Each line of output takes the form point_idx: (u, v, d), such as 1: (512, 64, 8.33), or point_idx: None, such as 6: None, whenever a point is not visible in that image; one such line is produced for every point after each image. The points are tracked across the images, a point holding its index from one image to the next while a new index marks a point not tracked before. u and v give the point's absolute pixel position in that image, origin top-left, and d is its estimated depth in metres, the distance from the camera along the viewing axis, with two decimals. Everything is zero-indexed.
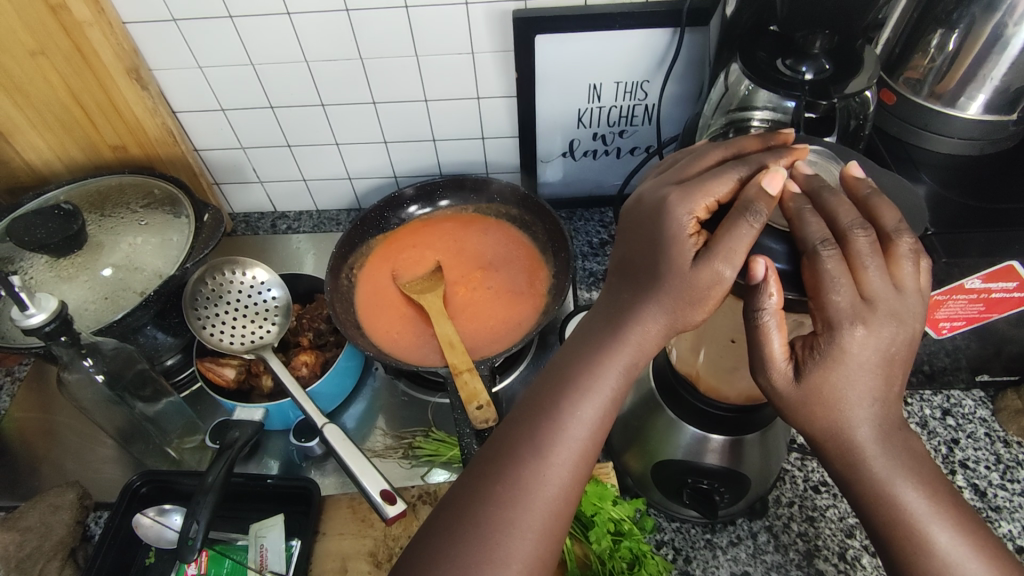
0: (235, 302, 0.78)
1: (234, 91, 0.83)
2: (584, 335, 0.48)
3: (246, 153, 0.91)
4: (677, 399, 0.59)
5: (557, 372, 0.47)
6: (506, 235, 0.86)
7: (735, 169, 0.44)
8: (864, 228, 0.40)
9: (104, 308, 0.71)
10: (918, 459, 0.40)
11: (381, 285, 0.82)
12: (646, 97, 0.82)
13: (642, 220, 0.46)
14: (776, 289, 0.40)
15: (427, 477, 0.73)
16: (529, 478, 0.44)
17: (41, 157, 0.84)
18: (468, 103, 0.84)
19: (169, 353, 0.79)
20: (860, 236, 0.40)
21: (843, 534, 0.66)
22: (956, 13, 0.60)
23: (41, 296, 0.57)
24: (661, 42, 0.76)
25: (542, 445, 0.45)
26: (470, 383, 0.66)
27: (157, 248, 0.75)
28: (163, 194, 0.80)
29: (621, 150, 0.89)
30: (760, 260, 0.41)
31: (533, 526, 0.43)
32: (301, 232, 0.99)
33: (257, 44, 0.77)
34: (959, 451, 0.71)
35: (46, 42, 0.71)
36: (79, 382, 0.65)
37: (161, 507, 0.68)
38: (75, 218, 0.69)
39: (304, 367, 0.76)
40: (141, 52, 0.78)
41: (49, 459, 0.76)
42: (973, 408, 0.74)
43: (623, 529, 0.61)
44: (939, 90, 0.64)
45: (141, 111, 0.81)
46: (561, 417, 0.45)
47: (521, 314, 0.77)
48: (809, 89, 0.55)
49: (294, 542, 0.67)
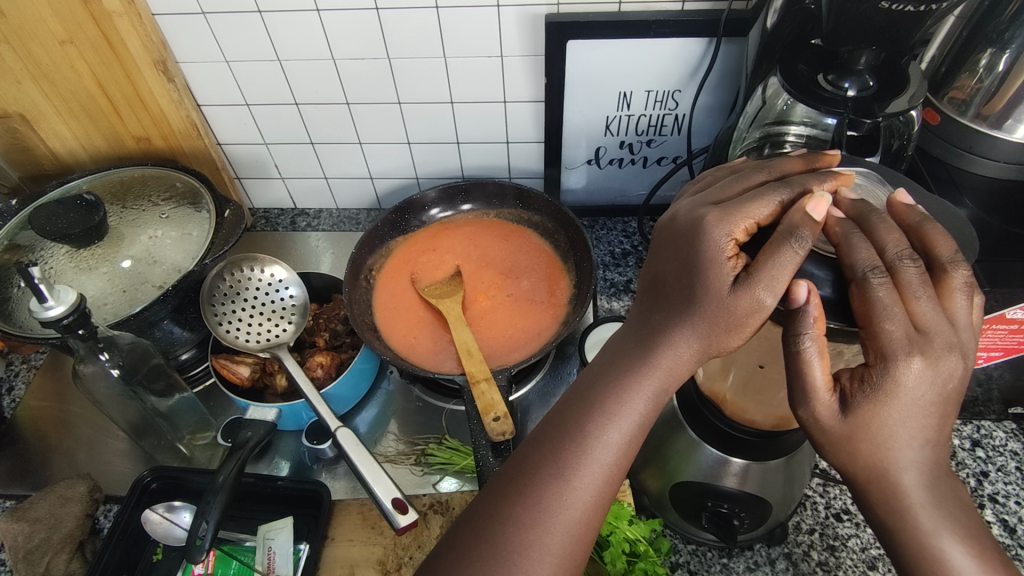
0: (252, 299, 0.77)
1: (260, 87, 0.82)
2: (612, 357, 0.46)
3: (269, 149, 0.90)
4: (701, 420, 0.57)
5: (582, 393, 0.46)
6: (528, 242, 0.85)
7: (777, 192, 0.42)
8: (913, 258, 0.38)
9: (122, 301, 0.70)
10: (963, 506, 0.38)
11: (400, 289, 0.81)
12: (677, 107, 0.80)
13: (677, 239, 0.44)
14: (819, 317, 0.39)
15: (438, 486, 0.72)
16: (550, 500, 0.43)
17: (65, 145, 0.84)
18: (494, 106, 0.83)
19: (184, 347, 0.79)
20: (910, 266, 0.38)
21: (865, 565, 0.64)
22: (1009, 32, 0.57)
23: (60, 289, 0.56)
24: (696, 52, 0.74)
25: (565, 467, 0.44)
26: (488, 394, 0.64)
27: (177, 241, 0.75)
28: (185, 188, 0.79)
29: (647, 159, 0.87)
30: (802, 283, 0.40)
31: (553, 549, 0.42)
32: (319, 230, 0.98)
33: (285, 40, 0.76)
34: (988, 485, 0.68)
35: (76, 31, 0.72)
36: (94, 375, 0.64)
37: (170, 504, 0.68)
38: (96, 209, 0.69)
39: (319, 369, 0.75)
40: (169, 45, 0.77)
41: (61, 448, 0.76)
42: (1004, 440, 0.71)
43: (639, 550, 0.60)
44: (986, 111, 0.62)
45: (166, 103, 0.80)
46: (586, 440, 0.44)
47: (541, 323, 0.76)
48: (852, 107, 0.53)
49: (303, 546, 0.66)
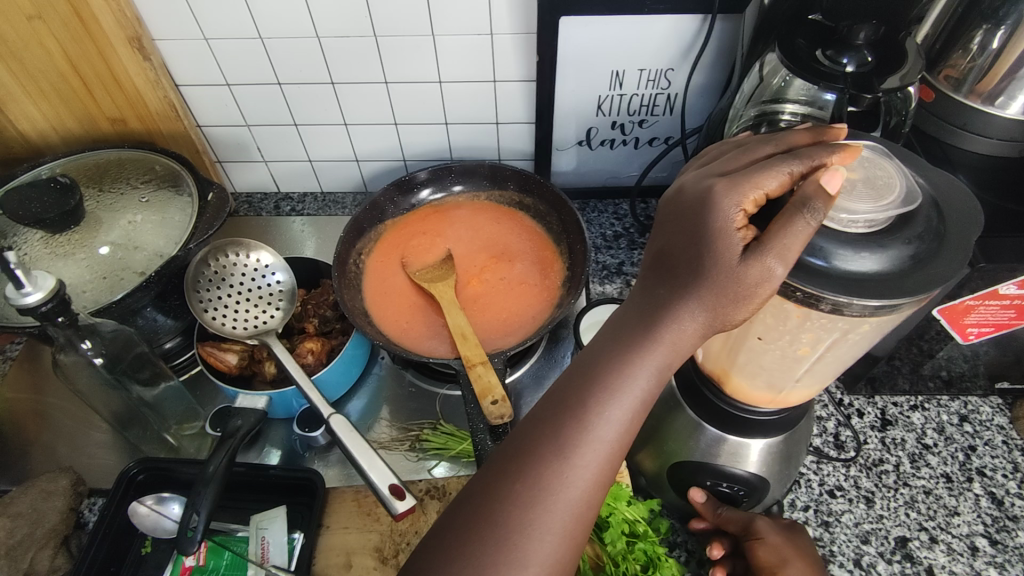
0: (238, 285, 0.75)
1: (241, 66, 0.79)
2: (615, 333, 0.45)
3: (251, 131, 0.88)
4: (700, 399, 0.57)
5: (585, 368, 0.45)
6: (520, 225, 0.83)
7: (787, 163, 0.41)
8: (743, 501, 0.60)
9: (103, 288, 0.68)
10: None
11: (392, 272, 0.79)
12: (669, 87, 0.80)
13: (684, 211, 0.43)
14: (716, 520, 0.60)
15: (434, 471, 0.71)
16: (551, 478, 0.42)
17: (36, 127, 0.81)
18: (484, 85, 0.81)
19: (168, 336, 0.76)
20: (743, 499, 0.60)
21: (858, 540, 0.65)
22: (1003, 9, 0.58)
23: (38, 274, 0.54)
24: (690, 30, 0.73)
25: (566, 444, 0.43)
26: (484, 377, 0.64)
27: (158, 226, 0.72)
28: (164, 171, 0.77)
29: (639, 140, 0.86)
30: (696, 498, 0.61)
31: (554, 528, 0.41)
32: (304, 215, 0.96)
33: (266, 17, 0.73)
34: (976, 458, 0.70)
35: (43, 6, 0.68)
36: (76, 365, 0.62)
37: (159, 496, 0.66)
38: (72, 193, 0.66)
39: (310, 355, 0.73)
40: (144, 21, 0.74)
41: (41, 442, 0.73)
42: (990, 415, 0.73)
43: (638, 531, 0.59)
44: (979, 89, 0.62)
45: (143, 83, 0.77)
46: (587, 416, 0.43)
47: (534, 306, 0.75)
48: (852, 82, 0.53)
49: (296, 534, 0.65)
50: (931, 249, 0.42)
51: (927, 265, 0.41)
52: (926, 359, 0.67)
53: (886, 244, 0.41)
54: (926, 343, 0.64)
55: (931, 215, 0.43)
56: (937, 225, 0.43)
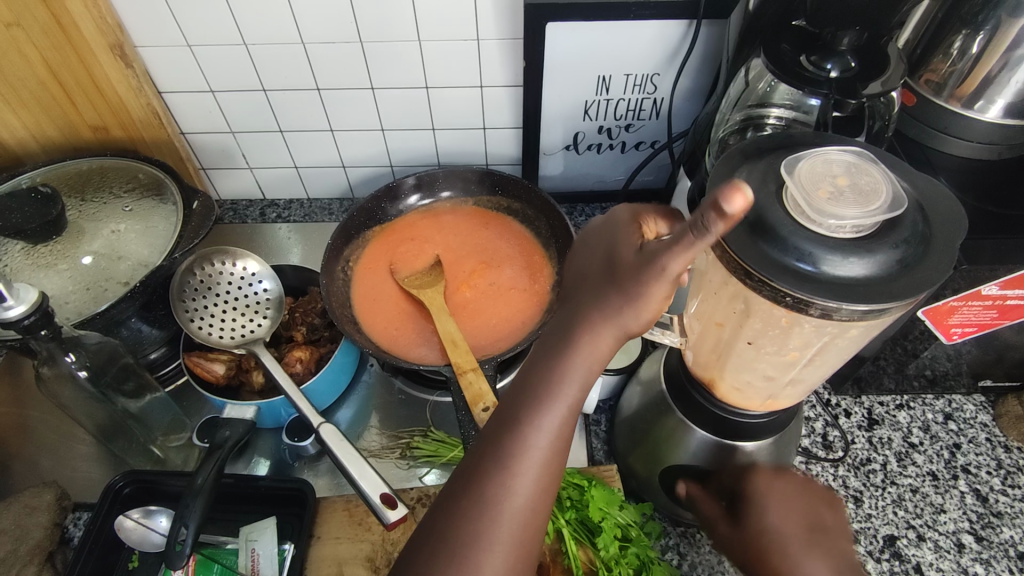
0: (224, 294, 0.75)
1: (224, 72, 0.78)
2: (541, 341, 0.43)
3: (235, 137, 0.87)
4: (690, 403, 0.58)
5: (521, 377, 0.42)
6: (506, 230, 0.83)
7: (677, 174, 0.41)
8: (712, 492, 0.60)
9: (86, 299, 0.67)
10: None
11: (380, 280, 0.79)
12: (656, 91, 0.80)
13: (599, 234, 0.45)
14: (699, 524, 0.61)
15: (425, 479, 0.71)
16: (495, 488, 0.39)
17: (15, 136, 0.79)
18: (471, 90, 0.81)
19: (153, 347, 0.75)
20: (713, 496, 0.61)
21: None
22: (982, 15, 0.59)
23: (19, 287, 0.53)
24: (675, 35, 0.74)
25: (507, 453, 0.40)
26: (475, 384, 0.64)
27: (142, 235, 0.71)
28: (148, 179, 0.76)
29: (626, 144, 0.87)
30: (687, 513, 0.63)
31: (501, 538, 0.38)
32: (290, 221, 0.95)
33: (251, 24, 0.73)
34: (961, 456, 0.71)
35: (22, 14, 0.67)
36: (58, 377, 0.61)
37: (146, 509, 0.65)
38: (54, 202, 0.65)
39: (298, 364, 0.72)
40: (126, 28, 0.73)
41: (23, 456, 0.72)
42: (974, 413, 0.74)
43: (630, 535, 0.60)
44: (959, 93, 0.63)
45: (124, 90, 0.76)
46: (524, 423, 0.40)
47: (523, 312, 0.75)
48: (835, 87, 0.54)
49: (287, 545, 0.64)
50: (918, 253, 0.42)
51: (914, 269, 0.42)
52: (910, 358, 0.67)
53: (874, 248, 0.41)
54: (910, 343, 0.65)
55: (918, 219, 0.43)
56: (923, 229, 0.43)
